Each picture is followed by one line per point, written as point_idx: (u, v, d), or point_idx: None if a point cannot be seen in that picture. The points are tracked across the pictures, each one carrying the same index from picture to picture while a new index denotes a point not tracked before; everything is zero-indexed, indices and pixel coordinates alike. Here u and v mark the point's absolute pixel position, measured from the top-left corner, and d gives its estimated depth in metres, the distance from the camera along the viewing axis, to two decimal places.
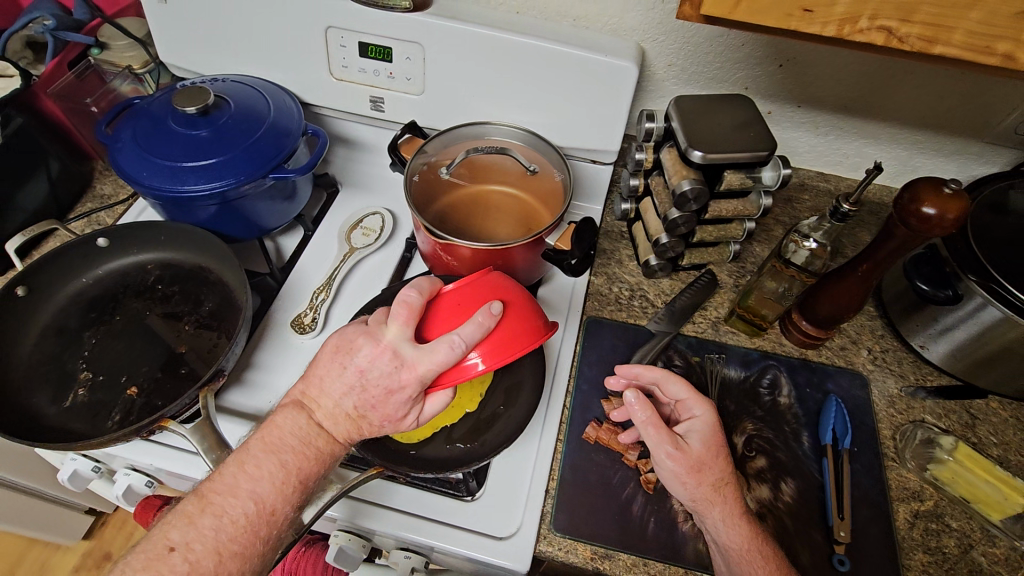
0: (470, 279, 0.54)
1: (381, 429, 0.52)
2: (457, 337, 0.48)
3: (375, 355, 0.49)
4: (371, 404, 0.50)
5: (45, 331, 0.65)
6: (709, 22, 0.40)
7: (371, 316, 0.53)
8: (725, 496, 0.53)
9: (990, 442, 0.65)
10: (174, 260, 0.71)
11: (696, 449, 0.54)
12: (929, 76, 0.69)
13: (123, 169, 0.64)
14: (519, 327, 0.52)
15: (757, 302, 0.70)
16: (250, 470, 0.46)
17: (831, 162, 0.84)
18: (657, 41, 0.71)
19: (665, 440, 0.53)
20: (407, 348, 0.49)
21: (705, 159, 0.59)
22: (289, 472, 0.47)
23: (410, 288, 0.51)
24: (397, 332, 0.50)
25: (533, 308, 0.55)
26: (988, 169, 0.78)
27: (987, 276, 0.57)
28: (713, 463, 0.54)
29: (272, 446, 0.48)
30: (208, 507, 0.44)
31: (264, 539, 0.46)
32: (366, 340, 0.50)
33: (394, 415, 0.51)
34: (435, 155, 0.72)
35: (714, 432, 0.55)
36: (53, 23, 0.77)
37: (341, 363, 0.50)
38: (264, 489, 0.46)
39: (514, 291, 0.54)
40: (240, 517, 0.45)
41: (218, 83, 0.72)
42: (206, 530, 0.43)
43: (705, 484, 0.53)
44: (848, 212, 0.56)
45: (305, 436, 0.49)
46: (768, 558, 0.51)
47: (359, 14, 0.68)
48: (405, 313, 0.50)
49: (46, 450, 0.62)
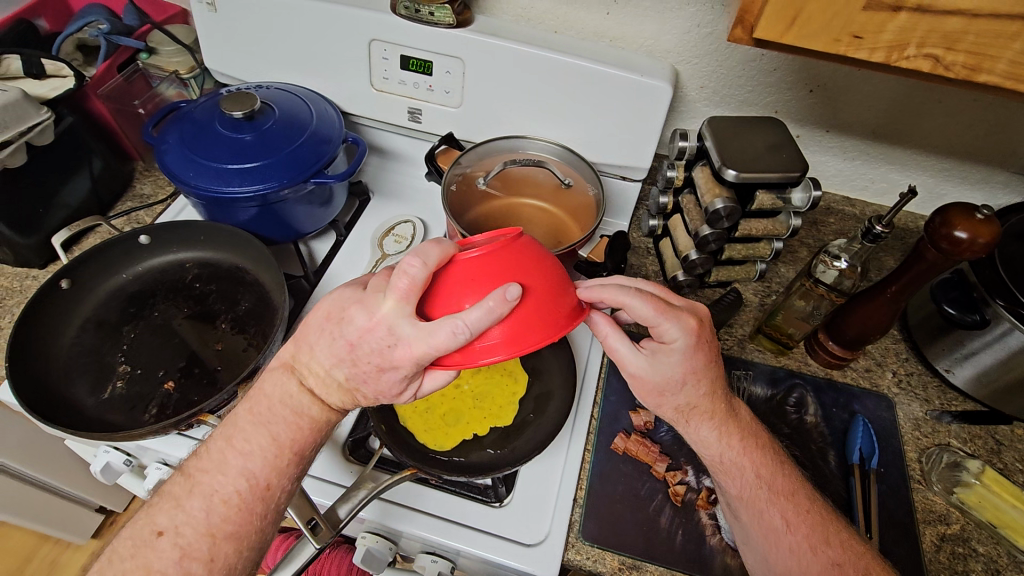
0: (488, 249, 0.45)
1: (375, 401, 0.48)
2: (461, 322, 0.41)
3: (368, 328, 0.43)
4: (364, 378, 0.46)
5: (85, 323, 0.67)
6: (758, 44, 0.42)
7: (372, 278, 0.47)
8: (689, 419, 0.53)
9: (1016, 468, 0.65)
10: (212, 259, 0.73)
11: (655, 379, 0.51)
12: (957, 106, 0.71)
13: (170, 170, 0.66)
14: (535, 312, 0.45)
15: (784, 321, 0.70)
16: (239, 446, 0.46)
17: (857, 187, 0.85)
18: (691, 64, 0.73)
19: (625, 363, 0.52)
20: (404, 326, 0.43)
21: (739, 177, 0.60)
22: (281, 446, 0.47)
23: (414, 256, 0.43)
24: (394, 307, 0.43)
25: (558, 289, 0.47)
26: (1012, 198, 0.80)
27: (1014, 301, 0.58)
28: (678, 391, 0.52)
29: (260, 418, 0.47)
30: (197, 488, 0.45)
31: (261, 515, 0.46)
32: (361, 310, 0.44)
33: (388, 392, 0.47)
34: (471, 167, 0.74)
35: (680, 357, 0.50)
36: (106, 27, 0.80)
37: (332, 333, 0.45)
38: (256, 465, 0.46)
39: (537, 270, 0.46)
40: (232, 494, 0.45)
41: (264, 89, 0.74)
42: (195, 512, 0.44)
43: (665, 406, 0.53)
44: (880, 233, 0.57)
45: (296, 406, 0.48)
46: (747, 463, 0.53)
47: (404, 29, 0.70)
48: (405, 287, 0.43)
49: (82, 442, 0.63)
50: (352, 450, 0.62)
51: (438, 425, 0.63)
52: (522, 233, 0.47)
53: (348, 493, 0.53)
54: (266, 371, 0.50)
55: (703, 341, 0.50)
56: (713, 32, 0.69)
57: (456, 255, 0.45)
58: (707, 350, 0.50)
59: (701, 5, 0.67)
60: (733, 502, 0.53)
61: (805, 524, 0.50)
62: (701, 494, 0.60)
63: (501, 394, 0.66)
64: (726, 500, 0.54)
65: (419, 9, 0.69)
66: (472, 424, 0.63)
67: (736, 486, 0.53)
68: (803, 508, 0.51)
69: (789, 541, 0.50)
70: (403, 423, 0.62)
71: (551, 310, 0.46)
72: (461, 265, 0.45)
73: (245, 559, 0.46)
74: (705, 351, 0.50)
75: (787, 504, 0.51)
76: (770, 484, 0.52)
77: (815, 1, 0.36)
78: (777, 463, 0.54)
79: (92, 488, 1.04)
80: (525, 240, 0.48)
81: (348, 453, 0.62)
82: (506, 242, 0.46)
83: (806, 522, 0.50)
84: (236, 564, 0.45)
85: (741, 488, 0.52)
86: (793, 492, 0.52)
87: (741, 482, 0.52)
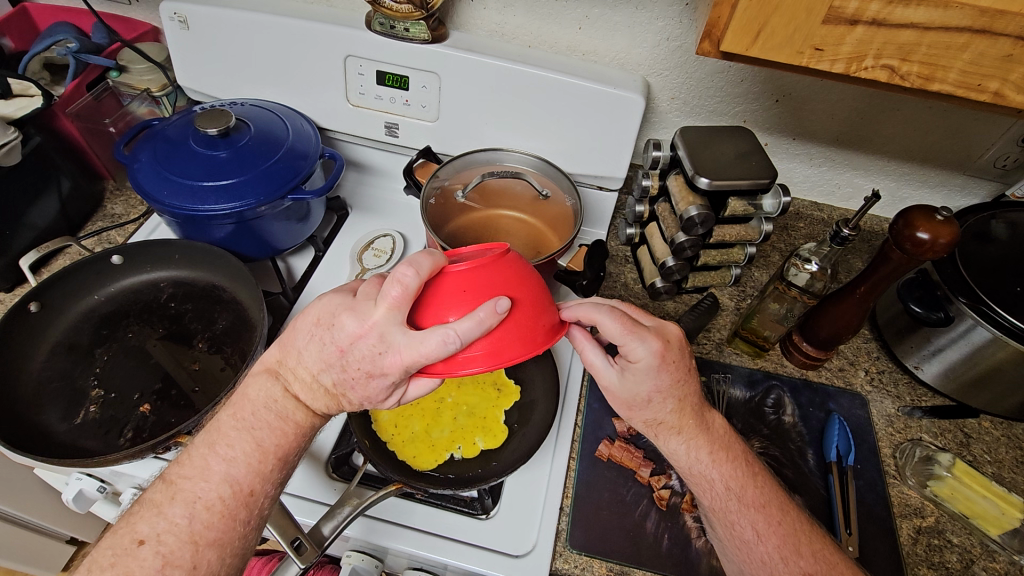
0: (477, 263, 0.45)
1: (360, 406, 0.49)
2: (451, 331, 0.41)
3: (360, 335, 0.43)
4: (352, 384, 0.46)
5: (56, 347, 0.65)
6: (725, 57, 0.44)
7: (363, 285, 0.47)
8: (656, 432, 0.55)
9: (984, 459, 0.68)
10: (187, 278, 0.72)
11: (624, 393, 0.53)
12: (913, 113, 0.74)
13: (142, 188, 0.65)
14: (520, 325, 0.46)
15: (759, 324, 0.72)
16: (222, 451, 0.46)
17: (824, 193, 0.88)
18: (662, 75, 0.76)
19: (599, 376, 0.54)
20: (396, 333, 0.43)
21: (711, 185, 0.62)
22: (266, 450, 0.47)
23: (407, 265, 0.43)
24: (387, 314, 0.43)
25: (542, 304, 0.48)
26: (971, 200, 0.84)
27: (976, 298, 0.60)
28: (647, 406, 0.53)
29: (245, 423, 0.47)
30: (178, 494, 0.44)
31: (245, 521, 0.45)
32: (351, 316, 0.44)
33: (375, 398, 0.47)
34: (449, 180, 0.74)
35: (645, 375, 0.51)
36: (76, 46, 0.79)
37: (322, 338, 0.45)
38: (238, 472, 0.45)
39: (523, 283, 0.47)
40: (215, 501, 0.44)
41: (238, 106, 0.74)
42: (178, 519, 0.43)
43: (636, 419, 0.55)
44: (848, 236, 0.59)
45: (281, 409, 0.48)
46: (716, 476, 0.53)
47: (379, 44, 0.71)
48: (398, 295, 0.43)
49: (51, 469, 0.60)
50: (335, 467, 0.61)
51: (424, 442, 0.62)
52: (509, 250, 0.48)
53: (331, 511, 0.53)
54: (249, 376, 0.50)
55: (669, 361, 0.51)
56: (681, 45, 0.71)
57: (448, 267, 0.45)
58: (674, 368, 0.51)
59: (670, 20, 0.69)
60: (707, 513, 0.54)
61: (776, 535, 0.50)
62: (685, 498, 0.61)
63: (486, 406, 0.67)
64: (701, 510, 0.55)
65: (393, 26, 0.70)
66: (457, 438, 0.63)
67: (707, 498, 0.54)
68: (774, 519, 0.51)
69: (761, 552, 0.50)
70: (388, 443, 0.62)
71: (535, 323, 0.47)
72: (452, 276, 0.45)
73: (228, 566, 0.44)
74: (671, 370, 0.51)
75: (758, 515, 0.51)
76: (740, 496, 0.52)
77: (778, 15, 0.37)
78: (749, 474, 0.54)
79: (65, 517, 1.00)
80: (512, 257, 0.48)
81: (331, 471, 0.61)
82: (496, 257, 0.47)
83: (778, 533, 0.51)
84: (220, 572, 0.44)
85: (712, 500, 0.53)
86: (766, 503, 0.52)
87: (711, 493, 0.53)
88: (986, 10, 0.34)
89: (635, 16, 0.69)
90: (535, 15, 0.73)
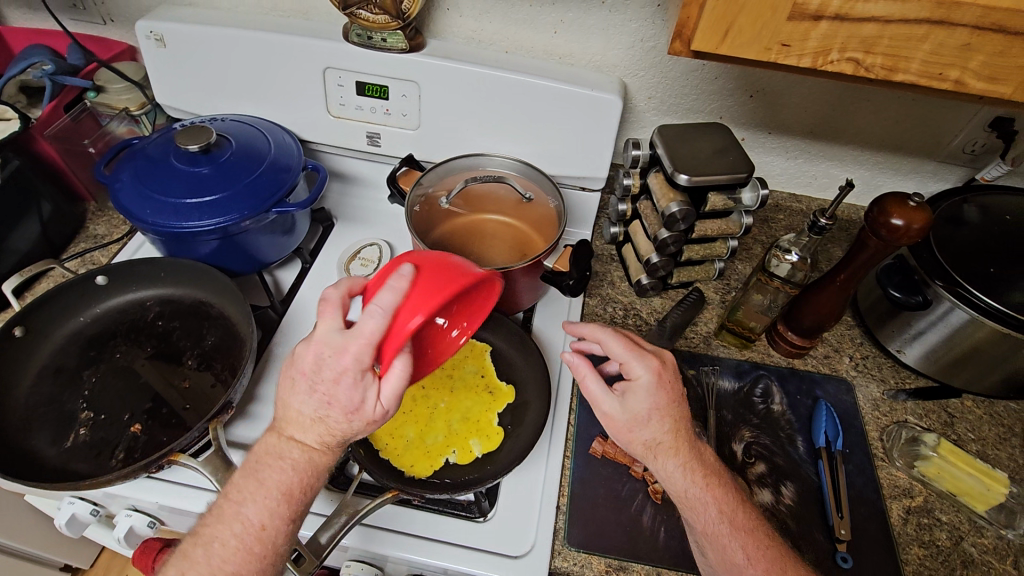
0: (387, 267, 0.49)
1: (348, 427, 0.46)
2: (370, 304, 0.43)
3: (310, 351, 0.45)
4: (328, 402, 0.45)
5: (42, 371, 0.65)
6: (697, 55, 0.45)
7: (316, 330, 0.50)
8: (657, 457, 0.54)
9: (968, 438, 0.69)
10: (173, 295, 0.71)
11: (626, 415, 0.54)
12: (884, 103, 0.76)
13: (124, 208, 0.65)
14: (444, 279, 0.46)
15: (744, 316, 0.74)
16: (233, 495, 0.46)
17: (801, 184, 0.90)
18: (638, 76, 0.77)
19: (599, 404, 0.55)
20: (332, 334, 0.45)
21: (690, 182, 0.63)
22: (269, 487, 0.46)
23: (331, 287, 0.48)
24: (323, 327, 0.45)
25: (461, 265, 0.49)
26: (943, 185, 0.86)
27: (953, 281, 0.61)
28: (647, 426, 0.53)
29: (248, 467, 0.47)
30: (201, 540, 0.45)
31: (261, 556, 0.45)
32: (304, 345, 0.46)
33: (356, 408, 0.45)
34: (432, 187, 0.75)
35: (646, 393, 0.53)
36: (51, 68, 0.79)
37: (292, 377, 0.47)
38: (249, 509, 0.45)
39: (434, 258, 0.49)
40: (231, 539, 0.45)
41: (218, 122, 0.74)
42: (199, 560, 0.44)
43: (636, 445, 0.54)
44: (825, 225, 0.60)
45: (275, 450, 0.47)
46: (710, 500, 0.53)
47: (357, 55, 0.72)
48: (326, 308, 0.46)
49: (43, 495, 0.60)
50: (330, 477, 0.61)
51: (419, 449, 0.63)
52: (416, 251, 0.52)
53: (329, 519, 0.53)
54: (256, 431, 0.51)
55: (666, 380, 0.54)
56: (655, 46, 0.73)
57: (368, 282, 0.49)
58: (671, 389, 0.54)
59: (642, 21, 0.70)
60: (697, 537, 0.53)
61: (765, 559, 0.51)
62: None
63: (480, 408, 0.67)
64: (690, 533, 0.55)
65: (371, 36, 0.70)
66: (451, 442, 0.64)
67: (699, 521, 0.53)
68: (764, 544, 0.52)
69: None
70: (382, 451, 0.62)
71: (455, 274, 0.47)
72: (370, 286, 0.49)
73: None
74: (669, 390, 0.54)
75: (748, 539, 0.52)
76: (731, 520, 0.53)
77: (744, 14, 0.38)
78: (738, 502, 0.54)
79: (58, 544, 0.99)
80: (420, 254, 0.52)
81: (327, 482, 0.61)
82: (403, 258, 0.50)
83: (767, 557, 0.51)
84: None
85: (704, 523, 0.53)
86: (754, 528, 0.53)
87: (704, 517, 0.53)
88: (942, 2, 0.36)
89: (609, 18, 0.71)
90: (510, 21, 0.74)
